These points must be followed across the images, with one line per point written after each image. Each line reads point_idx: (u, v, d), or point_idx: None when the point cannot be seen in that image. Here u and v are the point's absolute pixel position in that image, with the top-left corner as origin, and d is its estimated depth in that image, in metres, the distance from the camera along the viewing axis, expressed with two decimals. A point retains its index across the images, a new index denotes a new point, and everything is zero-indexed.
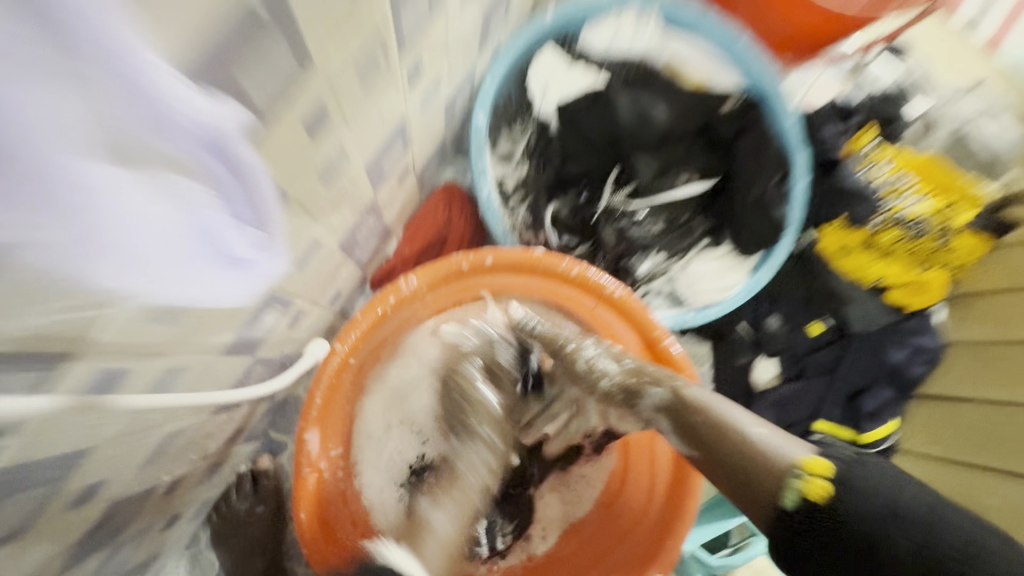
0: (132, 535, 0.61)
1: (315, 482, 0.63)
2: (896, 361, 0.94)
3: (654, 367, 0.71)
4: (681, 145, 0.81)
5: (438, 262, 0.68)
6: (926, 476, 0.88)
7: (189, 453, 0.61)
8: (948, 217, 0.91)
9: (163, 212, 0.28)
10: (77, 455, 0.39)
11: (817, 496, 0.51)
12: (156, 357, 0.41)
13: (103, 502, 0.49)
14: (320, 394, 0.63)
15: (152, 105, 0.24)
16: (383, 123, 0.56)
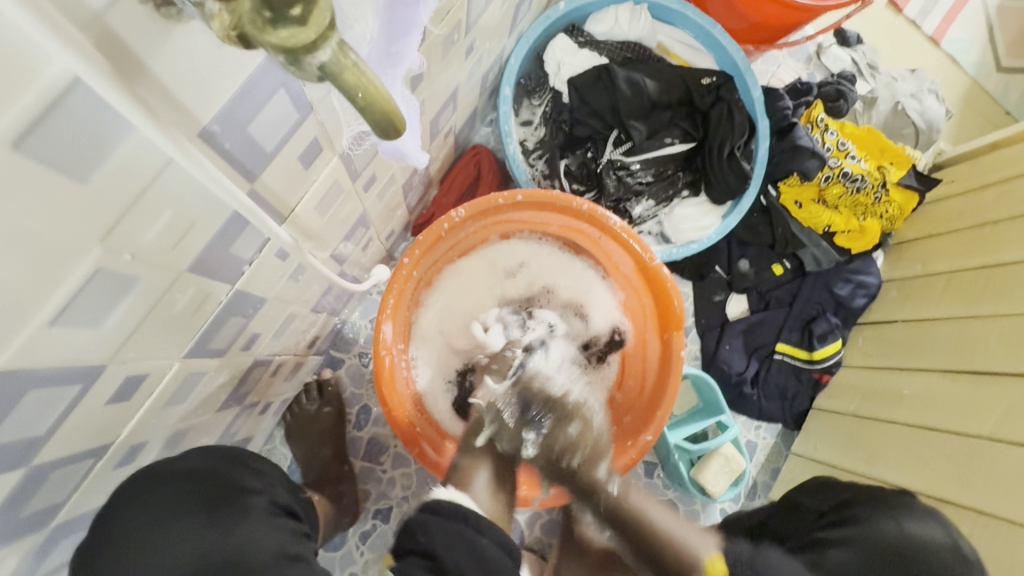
0: (249, 404, 0.80)
1: (388, 366, 0.81)
2: (841, 295, 1.15)
3: (645, 284, 0.90)
4: (666, 113, 1.01)
5: (479, 198, 0.86)
6: (858, 382, 1.08)
7: (292, 341, 0.80)
8: (883, 174, 1.12)
9: (395, 101, 0.38)
10: (262, 302, 0.58)
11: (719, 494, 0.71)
12: (310, 238, 0.60)
13: (253, 357, 0.67)
14: (392, 297, 0.82)
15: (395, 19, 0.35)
16: (447, 87, 0.75)
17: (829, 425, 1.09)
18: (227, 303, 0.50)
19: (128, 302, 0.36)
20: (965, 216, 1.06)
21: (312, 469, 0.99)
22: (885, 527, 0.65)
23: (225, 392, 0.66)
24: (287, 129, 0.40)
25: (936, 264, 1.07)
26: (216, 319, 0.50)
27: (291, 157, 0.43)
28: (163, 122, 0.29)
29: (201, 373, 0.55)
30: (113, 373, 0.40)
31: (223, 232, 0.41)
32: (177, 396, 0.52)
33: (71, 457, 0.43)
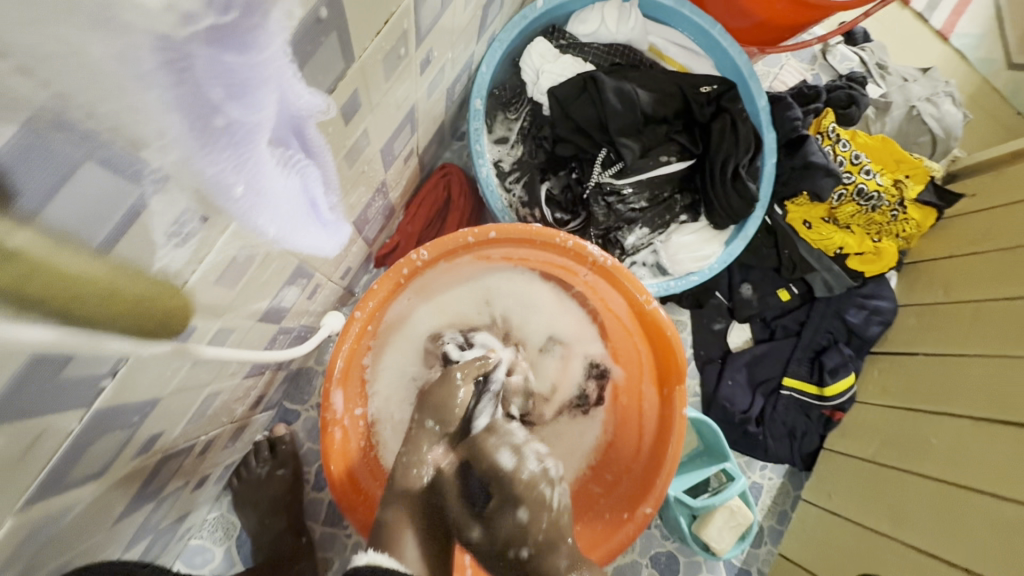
0: (172, 490, 0.67)
1: (338, 441, 0.68)
2: (854, 323, 1.05)
3: (640, 330, 0.77)
4: (661, 128, 0.88)
5: (444, 236, 0.73)
6: (876, 423, 0.97)
7: (221, 413, 0.67)
8: (899, 189, 1.01)
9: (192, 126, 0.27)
10: (152, 403, 0.45)
11: None
12: (217, 315, 0.46)
13: (160, 452, 0.54)
14: (341, 359, 0.68)
15: (237, 74, 0.27)
16: (398, 109, 0.62)
17: (843, 472, 0.98)
18: (83, 429, 0.37)
19: None
20: (991, 238, 0.96)
21: (263, 542, 0.86)
22: None
23: (125, 499, 0.53)
24: (119, 215, 0.28)
25: (958, 291, 0.97)
26: (69, 450, 0.37)
27: (146, 245, 0.31)
28: None
29: (69, 506, 0.42)
30: None
31: (28, 365, 0.27)
32: (30, 546, 0.39)
33: None
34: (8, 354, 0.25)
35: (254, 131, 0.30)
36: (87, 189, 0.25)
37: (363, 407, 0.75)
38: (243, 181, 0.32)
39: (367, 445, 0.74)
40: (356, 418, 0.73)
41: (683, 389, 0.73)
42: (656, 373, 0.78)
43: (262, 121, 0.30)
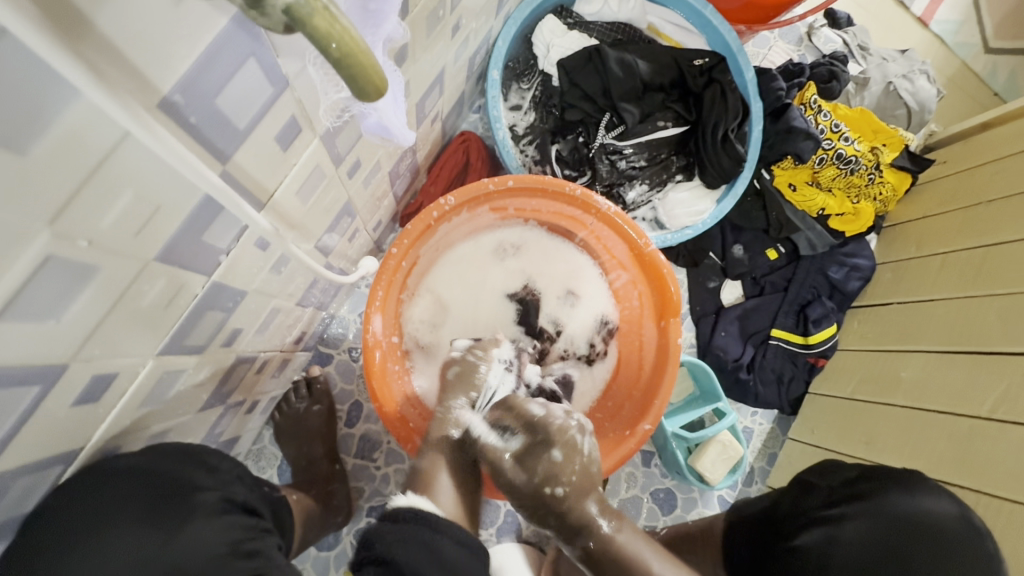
0: (234, 404, 0.77)
1: (378, 360, 0.78)
2: (836, 279, 1.15)
3: (641, 271, 0.87)
4: (658, 95, 0.99)
5: (468, 185, 0.84)
6: (856, 365, 1.07)
7: (275, 336, 0.76)
8: (875, 155, 1.11)
9: None
10: (241, 295, 0.54)
11: None
12: (292, 227, 0.57)
13: (235, 353, 0.64)
14: (380, 288, 0.79)
15: None
16: (432, 67, 0.71)
17: (825, 410, 1.08)
18: (202, 296, 0.46)
19: (89, 295, 0.33)
20: (959, 197, 1.05)
21: (302, 468, 0.96)
22: (897, 502, 0.63)
23: (207, 391, 0.62)
24: (262, 105, 0.37)
25: (930, 246, 1.07)
26: (189, 316, 0.47)
27: (267, 136, 0.40)
28: (117, 88, 0.25)
29: (179, 371, 0.52)
30: (76, 374, 0.36)
31: (195, 215, 0.37)
32: (153, 395, 0.49)
33: (36, 463, 0.40)
34: (188, 198, 0.35)
35: (378, 30, 0.33)
36: (224, 63, 0.31)
37: (397, 336, 0.85)
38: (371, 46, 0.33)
39: (401, 369, 0.85)
40: (392, 344, 0.84)
41: (677, 318, 0.82)
42: (655, 309, 0.87)
43: (389, 20, 0.33)
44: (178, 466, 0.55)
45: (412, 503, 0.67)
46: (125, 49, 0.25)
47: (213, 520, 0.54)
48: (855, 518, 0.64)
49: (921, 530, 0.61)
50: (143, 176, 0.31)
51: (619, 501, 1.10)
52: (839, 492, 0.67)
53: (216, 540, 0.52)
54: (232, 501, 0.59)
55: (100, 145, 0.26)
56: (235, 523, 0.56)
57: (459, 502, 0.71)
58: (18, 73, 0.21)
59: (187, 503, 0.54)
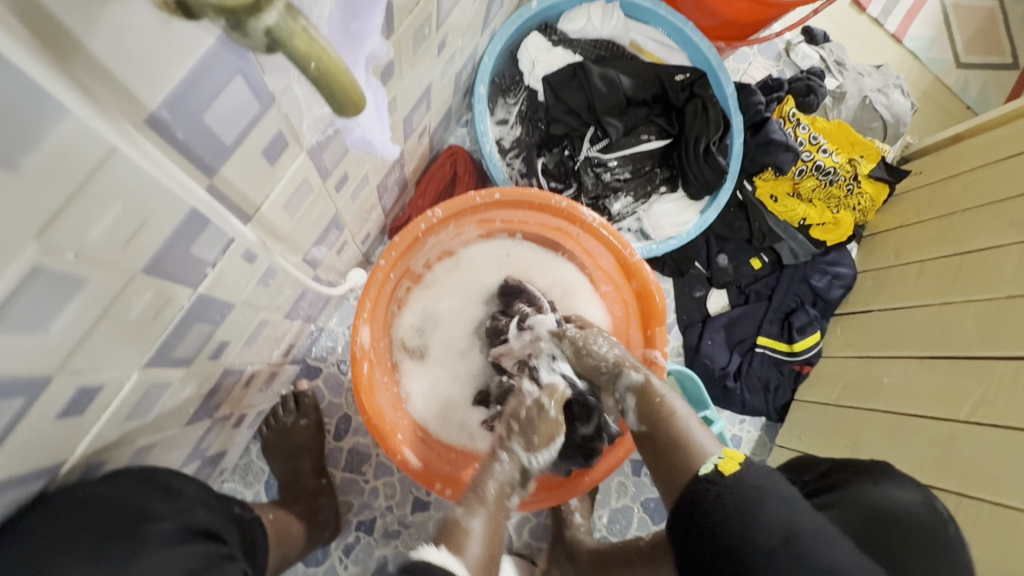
0: (220, 418, 0.76)
1: (366, 372, 0.78)
2: (819, 287, 1.17)
3: (626, 281, 0.89)
4: (642, 110, 1.02)
5: (456, 198, 0.85)
6: (840, 372, 1.09)
7: (263, 348, 0.76)
8: (853, 166, 1.14)
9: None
10: (228, 308, 0.55)
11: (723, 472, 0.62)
12: (279, 239, 0.57)
13: (221, 366, 0.64)
14: (368, 301, 0.80)
15: None
16: (419, 82, 0.73)
17: (811, 417, 1.10)
18: (189, 308, 0.47)
19: (76, 307, 0.33)
20: (935, 207, 1.09)
21: (289, 483, 0.95)
22: (865, 491, 0.61)
23: (192, 405, 0.62)
24: (248, 120, 0.38)
25: (908, 253, 1.10)
26: (176, 330, 0.47)
27: (254, 151, 0.41)
28: (106, 106, 0.27)
29: (164, 385, 0.52)
30: (61, 387, 0.36)
31: (182, 227, 0.38)
32: (138, 410, 0.49)
33: (18, 478, 0.40)
34: (176, 212, 0.36)
35: (360, 48, 0.34)
36: (212, 81, 0.32)
37: (385, 349, 0.85)
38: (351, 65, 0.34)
39: (389, 381, 0.85)
40: (380, 357, 0.84)
41: (663, 326, 0.84)
42: (640, 318, 0.89)
43: (371, 39, 0.34)
44: (138, 494, 0.53)
45: (444, 564, 0.58)
46: (115, 69, 0.26)
47: (168, 551, 0.52)
48: (831, 508, 0.61)
49: (889, 519, 0.59)
50: (130, 190, 0.31)
51: (609, 512, 1.10)
52: (818, 486, 0.66)
53: (172, 570, 0.51)
54: (193, 528, 0.57)
55: (87, 160, 0.27)
56: (195, 551, 0.55)
57: (488, 565, 0.63)
58: (11, 92, 0.22)
59: (142, 534, 0.51)
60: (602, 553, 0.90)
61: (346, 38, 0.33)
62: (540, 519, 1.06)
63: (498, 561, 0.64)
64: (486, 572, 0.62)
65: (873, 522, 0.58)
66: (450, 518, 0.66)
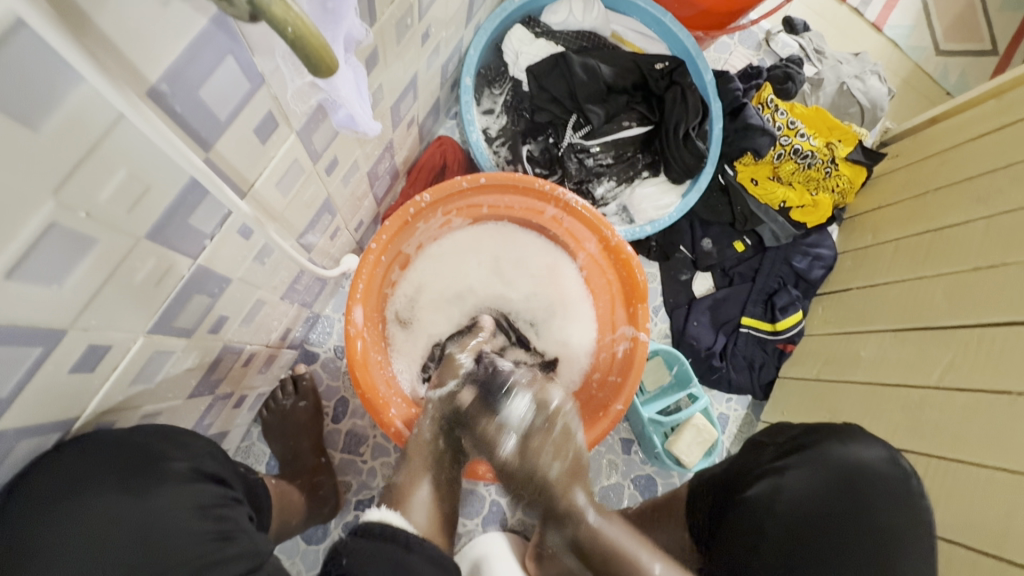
0: (221, 396, 0.80)
1: (360, 350, 0.82)
2: (800, 268, 1.20)
3: (610, 261, 0.92)
4: (622, 98, 1.06)
5: (443, 183, 0.88)
6: (822, 348, 1.13)
7: (260, 329, 0.80)
8: (831, 150, 1.18)
9: None
10: (226, 282, 0.59)
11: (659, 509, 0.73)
12: (273, 218, 0.61)
13: (221, 341, 0.67)
14: (361, 281, 0.83)
15: None
16: (404, 71, 0.76)
17: (794, 393, 1.13)
18: (190, 277, 0.50)
19: (87, 264, 0.37)
20: (910, 187, 1.12)
21: (290, 461, 0.99)
22: (834, 451, 0.67)
23: (195, 377, 0.66)
24: (240, 99, 0.41)
25: (885, 232, 1.13)
26: (178, 298, 0.51)
27: (246, 129, 0.45)
28: (115, 76, 0.30)
29: (168, 353, 0.55)
30: (74, 341, 0.40)
31: (182, 196, 0.42)
32: (144, 374, 0.53)
33: (37, 427, 0.43)
34: (176, 182, 0.40)
35: (338, 26, 0.38)
36: (206, 57, 0.36)
37: (378, 329, 0.89)
38: (330, 39, 0.38)
39: (382, 361, 0.88)
40: (374, 337, 0.87)
41: (645, 302, 0.87)
42: (623, 296, 0.92)
43: (347, 18, 0.38)
44: (154, 441, 0.57)
45: (385, 518, 0.73)
46: (121, 41, 0.29)
47: (182, 486, 0.57)
48: (800, 469, 0.67)
49: (852, 475, 0.65)
50: (135, 156, 0.35)
51: (600, 489, 1.13)
52: (785, 445, 0.71)
53: (184, 503, 0.55)
54: (204, 470, 0.61)
55: (98, 125, 0.31)
56: (204, 489, 0.59)
57: (434, 518, 0.79)
58: (32, 57, 0.25)
59: (162, 471, 0.56)
60: None
61: (325, 16, 0.37)
62: (534, 496, 1.10)
63: (442, 509, 0.81)
64: (432, 525, 0.77)
65: (836, 486, 0.65)
66: (395, 483, 0.81)
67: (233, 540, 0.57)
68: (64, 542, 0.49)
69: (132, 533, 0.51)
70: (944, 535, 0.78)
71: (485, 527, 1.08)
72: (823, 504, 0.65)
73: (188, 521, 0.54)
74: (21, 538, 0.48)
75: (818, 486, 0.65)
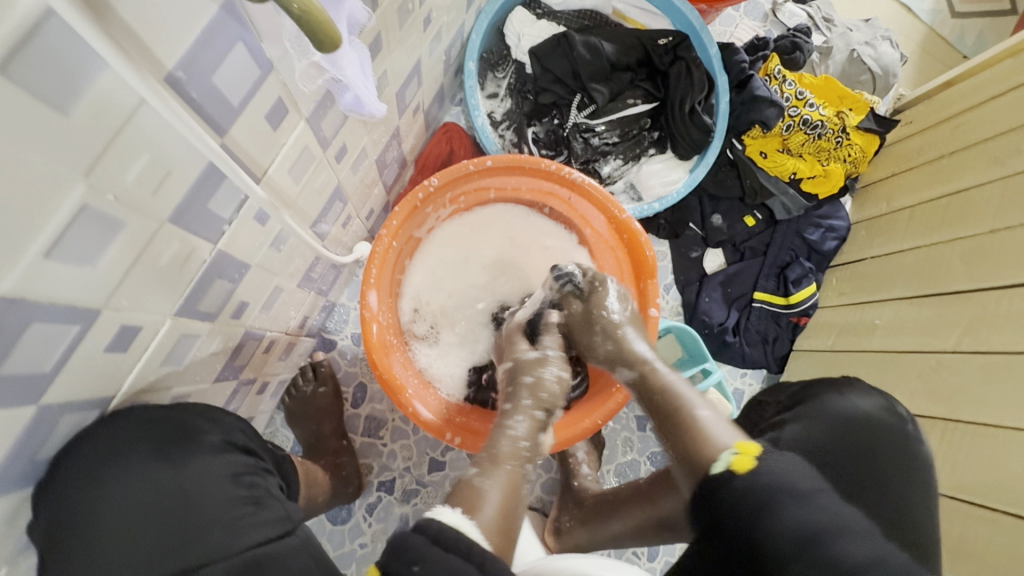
0: (245, 381, 0.83)
1: (376, 334, 0.84)
2: (813, 240, 1.19)
3: (618, 239, 0.93)
4: (626, 75, 1.05)
5: (450, 167, 0.90)
6: (836, 319, 1.12)
7: (279, 319, 0.83)
8: (841, 119, 1.16)
9: None
10: (245, 267, 0.61)
11: (741, 470, 0.57)
12: (287, 204, 0.63)
13: (242, 327, 0.70)
14: (375, 266, 0.85)
15: None
16: (408, 57, 0.78)
17: (811, 366, 1.13)
18: (211, 261, 0.53)
19: (118, 245, 0.39)
20: (924, 152, 1.10)
21: (312, 446, 1.02)
22: (831, 402, 0.68)
23: (220, 361, 0.68)
24: (251, 84, 0.43)
25: (900, 199, 1.12)
26: (200, 282, 0.53)
27: (258, 115, 0.47)
28: (133, 63, 0.32)
29: (194, 335, 0.58)
30: (108, 320, 0.42)
31: (202, 182, 0.44)
32: (171, 356, 0.55)
33: (78, 402, 0.46)
34: (195, 166, 0.42)
35: (340, 7, 0.39)
36: (218, 42, 0.37)
37: (392, 313, 0.91)
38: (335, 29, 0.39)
39: (398, 344, 0.91)
40: (387, 318, 0.89)
41: (655, 278, 0.88)
42: (631, 269, 0.93)
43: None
44: (187, 417, 0.59)
45: (458, 525, 0.55)
46: (140, 29, 0.31)
47: (213, 456, 0.59)
48: (798, 419, 0.67)
49: (867, 429, 0.67)
50: (156, 141, 0.37)
51: (617, 466, 1.15)
52: (789, 400, 0.70)
53: (217, 474, 0.58)
54: (234, 443, 0.63)
55: (122, 112, 0.33)
56: (234, 459, 0.61)
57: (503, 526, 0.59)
58: (62, 46, 0.27)
59: (195, 441, 0.58)
60: (606, 495, 0.95)
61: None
62: (551, 474, 1.12)
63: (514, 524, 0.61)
64: (501, 535, 0.59)
65: (828, 437, 0.65)
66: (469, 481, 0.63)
67: (264, 506, 0.59)
68: (116, 507, 0.52)
69: (173, 498, 0.54)
70: (946, 492, 0.81)
71: None
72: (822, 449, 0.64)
73: (222, 485, 0.57)
74: (65, 510, 0.49)
75: (817, 436, 0.65)
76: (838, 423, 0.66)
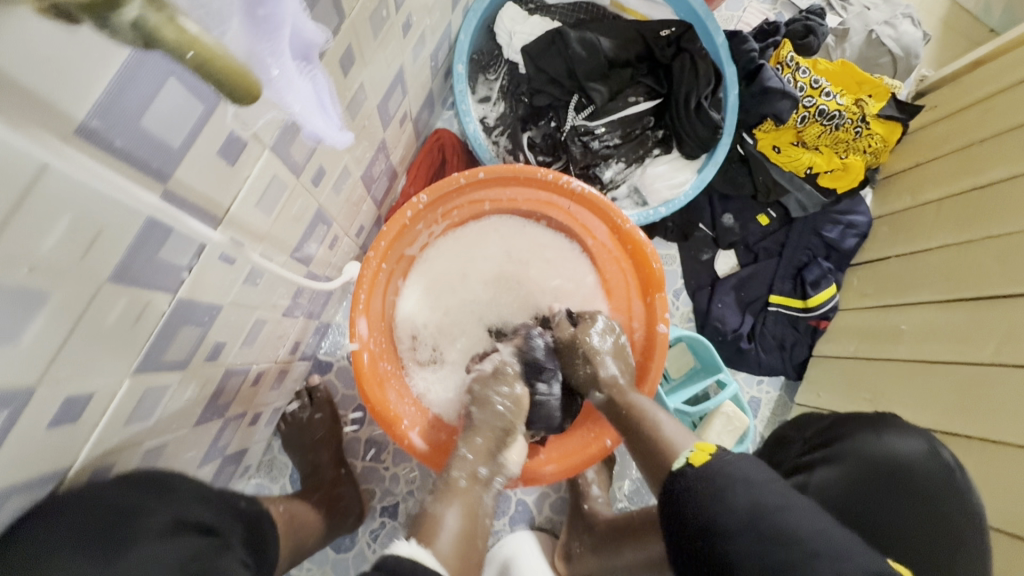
0: (234, 416, 0.79)
1: (367, 363, 0.79)
2: (831, 238, 1.12)
3: (622, 250, 0.88)
4: (626, 71, 0.99)
5: (441, 181, 0.85)
6: (858, 324, 1.05)
7: (266, 351, 0.79)
8: (860, 107, 1.08)
9: None
10: (216, 309, 0.56)
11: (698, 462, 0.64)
12: (260, 238, 0.58)
13: (222, 368, 0.66)
14: (364, 291, 0.80)
15: None
16: (389, 68, 0.72)
17: (832, 374, 1.06)
18: (171, 312, 0.48)
19: (42, 319, 0.35)
20: (951, 139, 1.02)
21: (310, 474, 0.98)
22: (868, 443, 0.74)
23: (199, 405, 0.65)
24: (194, 122, 0.38)
25: (925, 193, 1.04)
26: (161, 334, 0.49)
27: (207, 154, 0.41)
28: (23, 120, 0.27)
29: (163, 388, 0.53)
30: (47, 395, 0.38)
31: (141, 235, 0.39)
32: (138, 413, 0.51)
33: (25, 481, 0.42)
34: (131, 221, 0.37)
35: (277, 42, 0.33)
36: (143, 80, 0.32)
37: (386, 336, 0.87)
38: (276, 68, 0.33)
39: (394, 370, 0.87)
40: (380, 341, 0.85)
41: (662, 293, 0.83)
42: (637, 281, 0.88)
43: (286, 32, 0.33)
44: (130, 496, 0.52)
45: (413, 553, 0.62)
46: (27, 80, 0.26)
47: (158, 542, 0.50)
48: (834, 462, 0.74)
49: (896, 470, 0.71)
50: (73, 201, 0.32)
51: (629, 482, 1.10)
52: (818, 439, 0.78)
53: (165, 562, 0.49)
54: (189, 520, 0.56)
55: (18, 178, 0.28)
56: (187, 542, 0.53)
57: (464, 551, 0.67)
58: None
59: (136, 526, 0.50)
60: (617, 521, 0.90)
61: (261, 31, 0.32)
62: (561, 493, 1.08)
63: (474, 547, 0.69)
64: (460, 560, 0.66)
65: (864, 477, 0.71)
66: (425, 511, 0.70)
67: None
68: None
69: None
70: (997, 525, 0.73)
71: (512, 527, 1.06)
72: (858, 489, 0.71)
73: None
74: None
75: (852, 477, 0.72)
76: (875, 465, 0.72)
